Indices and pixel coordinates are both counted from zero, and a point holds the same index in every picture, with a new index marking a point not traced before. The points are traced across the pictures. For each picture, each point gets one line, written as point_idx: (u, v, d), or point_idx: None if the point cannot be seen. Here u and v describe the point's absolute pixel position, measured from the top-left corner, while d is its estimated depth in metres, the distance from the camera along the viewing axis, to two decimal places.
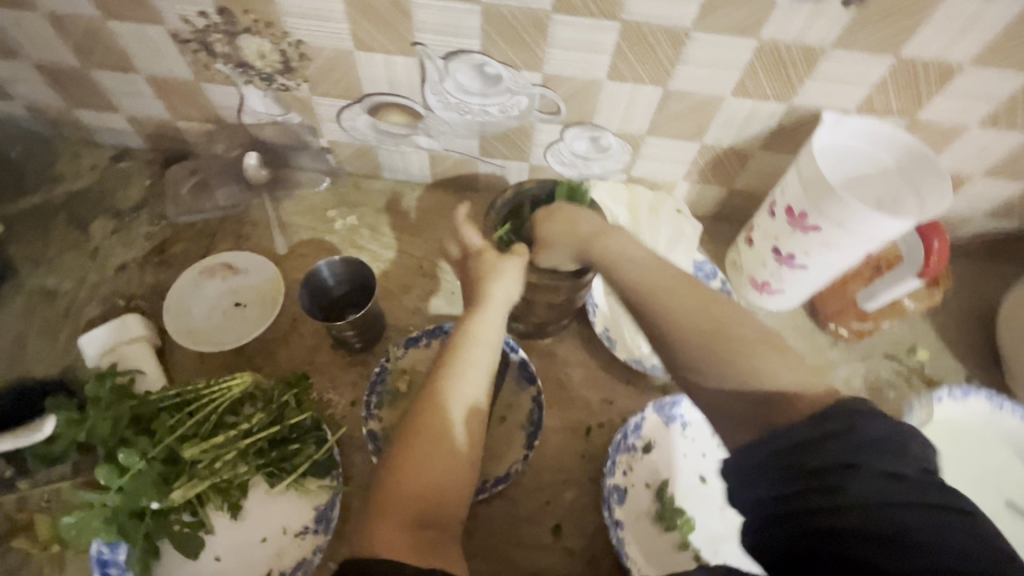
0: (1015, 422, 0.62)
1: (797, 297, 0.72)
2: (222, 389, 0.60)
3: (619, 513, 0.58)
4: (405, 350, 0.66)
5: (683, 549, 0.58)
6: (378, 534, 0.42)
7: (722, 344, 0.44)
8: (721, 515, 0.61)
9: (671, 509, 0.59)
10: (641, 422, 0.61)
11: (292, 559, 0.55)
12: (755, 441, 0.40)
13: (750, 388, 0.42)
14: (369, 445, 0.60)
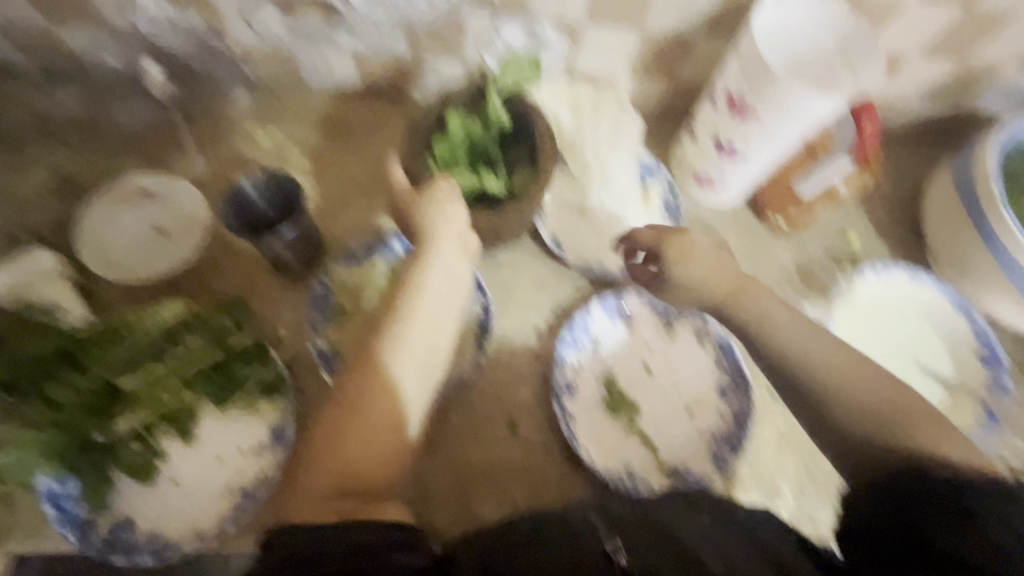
0: (930, 292, 0.67)
1: (740, 192, 0.71)
2: (152, 318, 0.58)
3: (569, 404, 0.61)
4: (347, 267, 0.64)
5: (631, 432, 0.61)
6: (304, 499, 0.44)
7: (874, 403, 0.48)
8: (668, 400, 0.63)
9: (616, 397, 0.63)
10: (588, 319, 0.64)
11: (251, 475, 0.56)
12: (894, 471, 0.45)
13: (897, 453, 0.46)
14: (318, 362, 0.60)
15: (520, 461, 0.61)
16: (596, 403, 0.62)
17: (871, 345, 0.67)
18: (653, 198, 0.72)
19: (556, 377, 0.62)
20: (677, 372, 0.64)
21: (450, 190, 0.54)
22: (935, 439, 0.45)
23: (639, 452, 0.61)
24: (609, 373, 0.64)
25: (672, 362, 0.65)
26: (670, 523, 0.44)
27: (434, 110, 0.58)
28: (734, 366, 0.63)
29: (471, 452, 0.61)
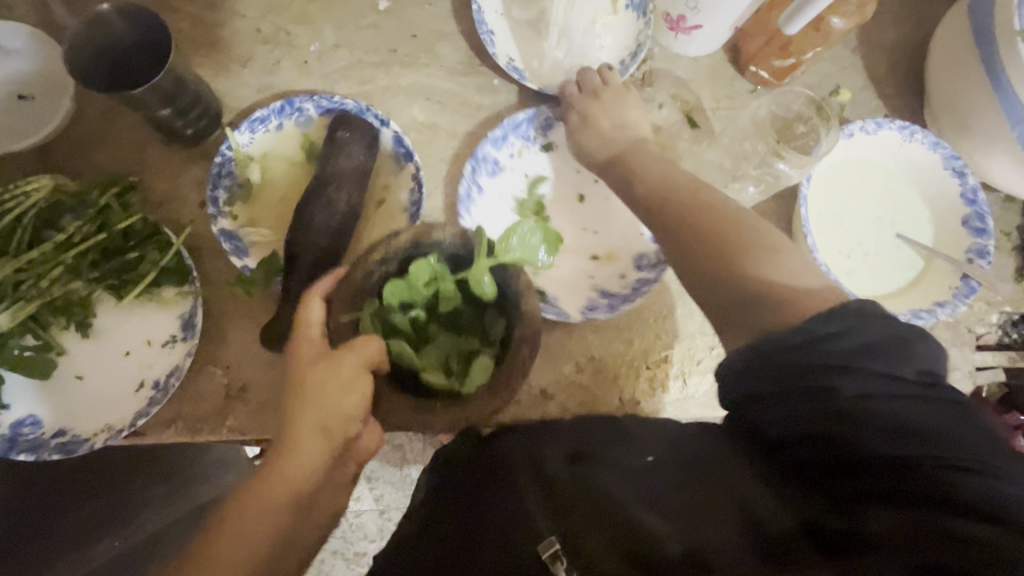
0: (922, 152, 0.60)
1: (717, 35, 0.61)
2: (18, 198, 0.49)
3: (484, 180, 0.58)
4: (250, 134, 0.54)
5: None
6: None
7: (744, 239, 0.45)
8: (578, 233, 0.59)
9: (532, 201, 0.59)
10: (532, 118, 0.59)
11: (163, 367, 0.51)
12: (758, 354, 0.38)
13: (748, 283, 0.43)
14: (224, 246, 0.52)
15: None
16: (509, 194, 0.59)
17: (849, 215, 0.60)
18: None
19: (484, 146, 0.57)
20: (604, 220, 0.59)
21: (356, 364, 0.40)
22: (798, 274, 0.42)
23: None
24: (540, 180, 0.60)
25: (604, 211, 0.60)
26: (601, 478, 0.41)
27: (397, 250, 0.41)
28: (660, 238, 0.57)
29: None
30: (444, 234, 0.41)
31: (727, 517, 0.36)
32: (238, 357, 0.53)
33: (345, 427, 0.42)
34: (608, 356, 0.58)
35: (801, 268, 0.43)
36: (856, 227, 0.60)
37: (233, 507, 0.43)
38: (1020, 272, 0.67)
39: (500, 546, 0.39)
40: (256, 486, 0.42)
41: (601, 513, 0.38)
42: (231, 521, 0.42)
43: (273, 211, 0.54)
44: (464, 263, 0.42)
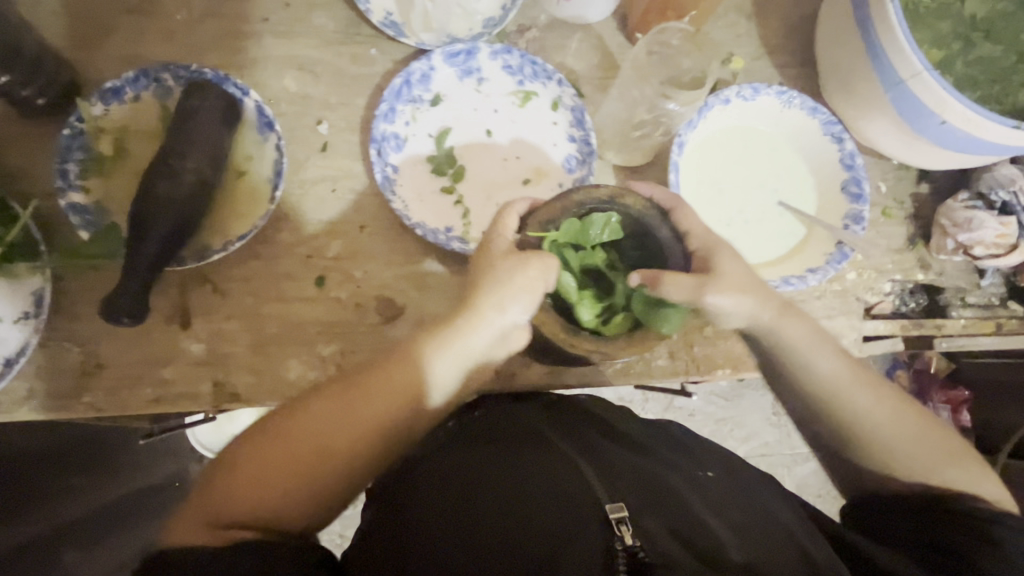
0: (801, 118, 0.59)
1: None
2: None
3: (392, 158, 0.58)
4: (103, 105, 0.53)
5: (449, 196, 0.58)
6: (189, 515, 0.39)
7: (825, 391, 0.48)
8: (503, 164, 0.60)
9: (444, 156, 0.59)
10: (410, 77, 0.58)
11: (14, 344, 0.49)
12: (892, 490, 0.46)
13: (867, 452, 0.47)
14: (73, 219, 0.51)
15: (330, 320, 0.55)
16: (421, 158, 0.59)
17: (730, 182, 0.60)
18: None
19: (376, 124, 0.57)
20: (517, 130, 0.61)
21: (515, 263, 0.45)
22: (896, 412, 0.47)
23: (450, 213, 0.58)
24: (445, 131, 0.60)
25: (516, 120, 0.61)
26: (669, 479, 0.41)
27: (594, 195, 0.46)
28: (583, 137, 0.60)
29: (272, 311, 0.55)
30: (636, 203, 0.46)
31: (783, 547, 0.37)
32: (94, 332, 0.52)
33: (437, 364, 0.46)
34: None
35: (962, 476, 0.45)
36: (737, 195, 0.59)
37: (318, 399, 0.43)
38: (911, 240, 0.67)
39: (559, 519, 0.37)
40: (357, 390, 0.44)
41: (670, 506, 0.38)
42: (318, 409, 0.43)
43: (125, 184, 0.53)
44: (640, 231, 0.47)
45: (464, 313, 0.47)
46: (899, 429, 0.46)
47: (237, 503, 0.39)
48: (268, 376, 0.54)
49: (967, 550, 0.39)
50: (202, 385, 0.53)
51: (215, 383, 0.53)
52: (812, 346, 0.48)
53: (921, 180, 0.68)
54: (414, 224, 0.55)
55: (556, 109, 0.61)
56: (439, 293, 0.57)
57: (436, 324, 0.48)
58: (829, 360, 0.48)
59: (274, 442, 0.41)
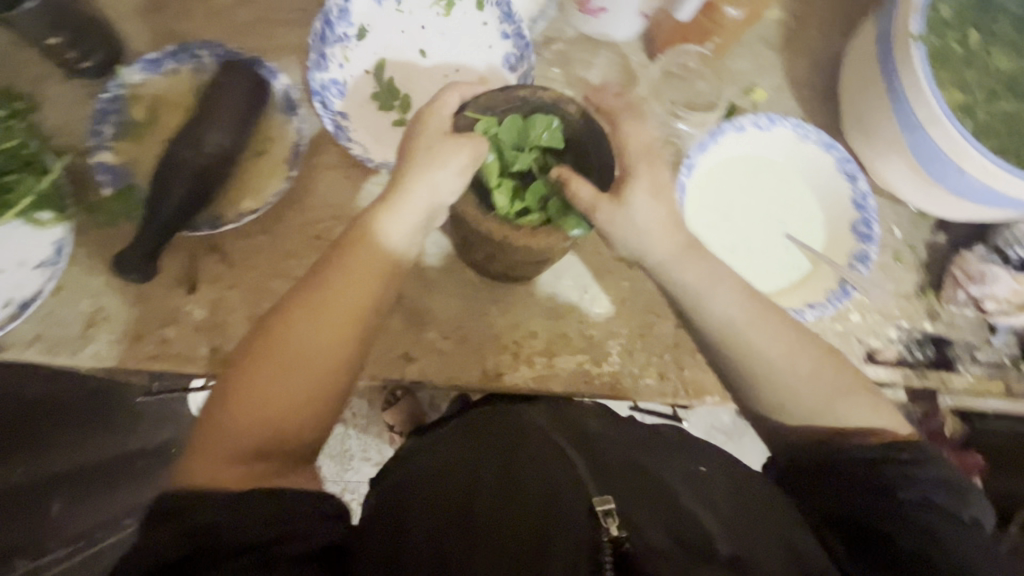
0: (816, 153, 0.59)
1: (622, 17, 0.62)
2: None
3: (339, 104, 0.60)
4: (143, 75, 0.56)
5: (401, 125, 0.61)
6: (203, 459, 0.39)
7: (728, 331, 0.47)
8: (444, 78, 0.64)
9: (385, 88, 0.62)
10: (330, 19, 0.61)
11: (31, 288, 0.52)
12: (817, 447, 0.45)
13: (764, 392, 0.47)
14: (100, 178, 0.54)
15: None
16: (366, 98, 0.62)
17: (736, 210, 0.60)
18: None
19: (315, 75, 0.60)
20: (450, 43, 0.64)
21: (457, 144, 0.45)
22: (790, 353, 0.46)
23: None
24: (382, 62, 0.63)
25: (445, 23, 0.64)
26: (661, 474, 0.40)
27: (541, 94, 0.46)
28: (515, 33, 0.63)
29: (273, 285, 0.56)
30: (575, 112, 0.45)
31: (773, 545, 0.36)
32: (103, 286, 0.54)
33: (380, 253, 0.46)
34: (475, 327, 0.58)
35: (858, 411, 0.45)
36: (743, 223, 0.59)
37: (280, 322, 0.43)
38: (922, 288, 0.65)
39: (547, 511, 0.37)
40: (309, 308, 0.43)
41: (659, 500, 0.38)
42: (283, 334, 0.43)
43: (150, 150, 0.55)
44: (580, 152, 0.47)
45: (401, 198, 0.46)
46: (799, 371, 0.46)
47: (237, 445, 0.40)
48: None
49: (894, 525, 0.39)
50: (198, 349, 0.54)
51: (210, 348, 0.55)
52: (704, 287, 0.48)
53: (938, 230, 0.66)
54: (377, 163, 0.58)
55: (483, 9, 0.64)
56: (436, 287, 0.58)
57: (372, 207, 0.46)
58: (734, 305, 0.47)
59: (257, 377, 0.41)
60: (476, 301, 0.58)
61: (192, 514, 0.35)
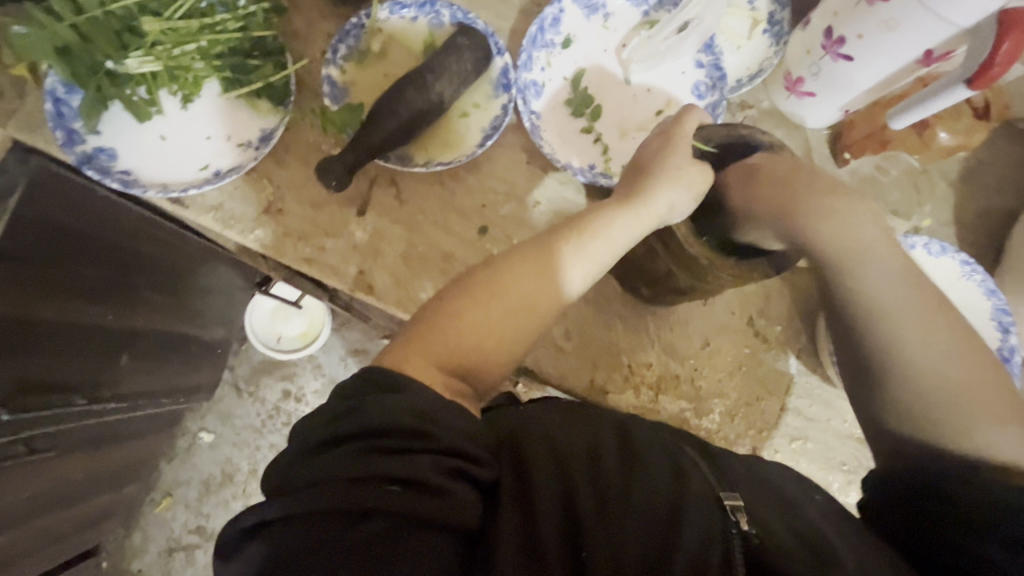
0: (976, 294, 0.60)
1: (828, 108, 0.63)
2: None
3: (534, 104, 0.61)
4: (388, 14, 0.60)
5: (588, 134, 0.62)
6: (414, 361, 0.49)
7: (888, 329, 0.47)
8: (640, 97, 0.63)
9: (580, 97, 0.62)
10: (543, 24, 0.61)
11: (229, 161, 0.57)
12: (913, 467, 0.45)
13: (908, 389, 0.46)
14: (324, 88, 0.59)
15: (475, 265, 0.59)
16: (560, 99, 0.63)
17: None
18: (759, 26, 0.65)
19: (520, 73, 0.61)
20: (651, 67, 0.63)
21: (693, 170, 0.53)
22: (944, 353, 0.46)
23: (591, 153, 0.62)
24: (581, 71, 0.63)
25: (651, 49, 0.61)
26: (765, 492, 0.46)
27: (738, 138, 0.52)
28: (713, 62, 0.62)
29: (431, 235, 0.59)
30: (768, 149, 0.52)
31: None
32: (288, 180, 0.58)
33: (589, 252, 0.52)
34: (598, 338, 0.59)
35: (1002, 438, 0.43)
36: None
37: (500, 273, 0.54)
38: None
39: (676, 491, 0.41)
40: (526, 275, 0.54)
41: (769, 511, 0.43)
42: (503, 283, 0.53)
43: (374, 82, 0.60)
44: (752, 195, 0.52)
45: (631, 207, 0.53)
46: (935, 357, 0.45)
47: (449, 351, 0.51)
48: (403, 287, 0.58)
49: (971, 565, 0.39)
50: (348, 267, 0.57)
51: (359, 271, 0.58)
52: (865, 253, 0.49)
53: None
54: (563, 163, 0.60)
55: None
56: None
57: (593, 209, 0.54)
58: (889, 288, 0.48)
59: (473, 310, 0.52)
60: (605, 314, 0.60)
61: (358, 410, 0.40)
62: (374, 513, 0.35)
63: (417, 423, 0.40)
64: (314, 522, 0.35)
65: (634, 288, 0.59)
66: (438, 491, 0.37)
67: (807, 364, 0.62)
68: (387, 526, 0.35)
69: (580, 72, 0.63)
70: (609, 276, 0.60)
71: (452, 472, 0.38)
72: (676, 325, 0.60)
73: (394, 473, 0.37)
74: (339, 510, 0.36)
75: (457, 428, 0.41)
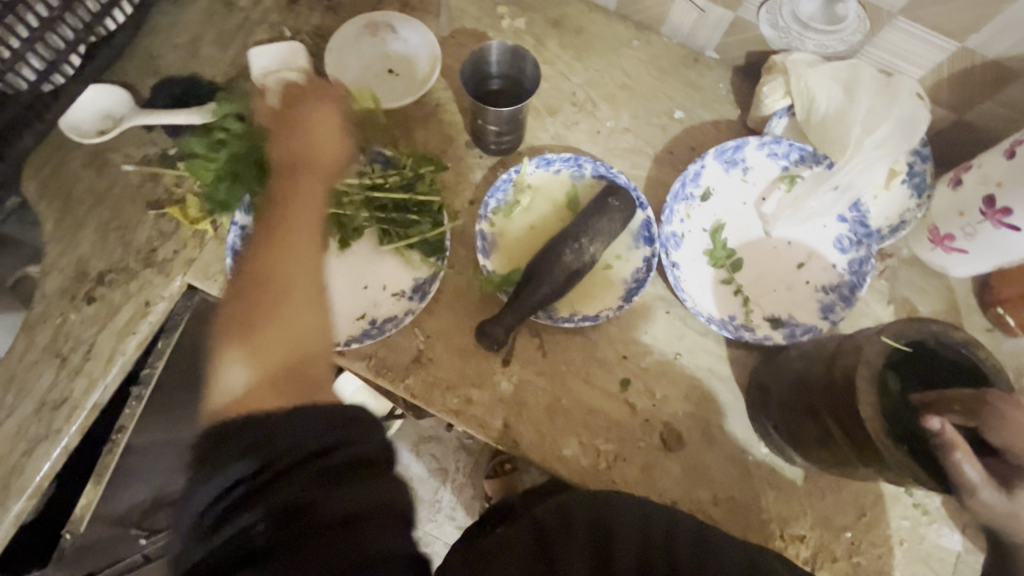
0: None
1: (980, 264, 0.61)
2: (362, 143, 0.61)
3: (674, 254, 0.62)
4: (534, 170, 0.63)
5: (728, 285, 0.62)
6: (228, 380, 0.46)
7: None
8: (783, 247, 0.63)
9: (721, 250, 0.63)
10: (686, 179, 0.63)
11: (384, 311, 0.59)
12: None
13: None
14: (476, 241, 0.61)
15: (618, 423, 0.58)
16: (698, 251, 0.63)
17: None
18: (897, 176, 0.64)
19: (661, 226, 0.62)
20: (794, 220, 0.63)
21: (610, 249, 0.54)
22: None
23: (731, 305, 0.62)
24: (719, 224, 0.63)
25: (796, 207, 0.62)
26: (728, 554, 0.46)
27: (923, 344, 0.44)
28: (856, 218, 0.63)
29: (575, 389, 0.59)
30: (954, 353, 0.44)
31: None
32: (439, 332, 0.59)
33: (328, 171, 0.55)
34: (749, 506, 0.57)
35: None
36: None
37: (265, 297, 0.49)
38: None
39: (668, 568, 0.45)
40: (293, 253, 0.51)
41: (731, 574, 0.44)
42: (278, 308, 0.49)
43: (522, 234, 0.62)
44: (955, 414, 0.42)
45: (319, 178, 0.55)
46: None
47: (235, 402, 0.45)
48: (548, 442, 0.57)
49: None
50: (494, 419, 0.58)
51: (504, 424, 0.58)
52: None
53: None
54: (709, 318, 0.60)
55: None
56: (722, 451, 0.58)
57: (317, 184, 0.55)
58: None
59: (278, 312, 0.49)
60: (751, 477, 0.58)
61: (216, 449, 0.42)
62: (353, 517, 0.40)
63: (263, 437, 0.42)
64: (293, 534, 0.39)
65: (790, 456, 0.56)
66: (310, 507, 0.40)
67: (977, 541, 0.57)
68: (367, 527, 0.40)
69: (721, 224, 0.63)
70: (756, 437, 0.58)
71: (319, 481, 0.40)
72: (830, 493, 0.57)
73: (268, 503, 0.40)
74: (316, 518, 0.39)
75: (271, 425, 0.43)
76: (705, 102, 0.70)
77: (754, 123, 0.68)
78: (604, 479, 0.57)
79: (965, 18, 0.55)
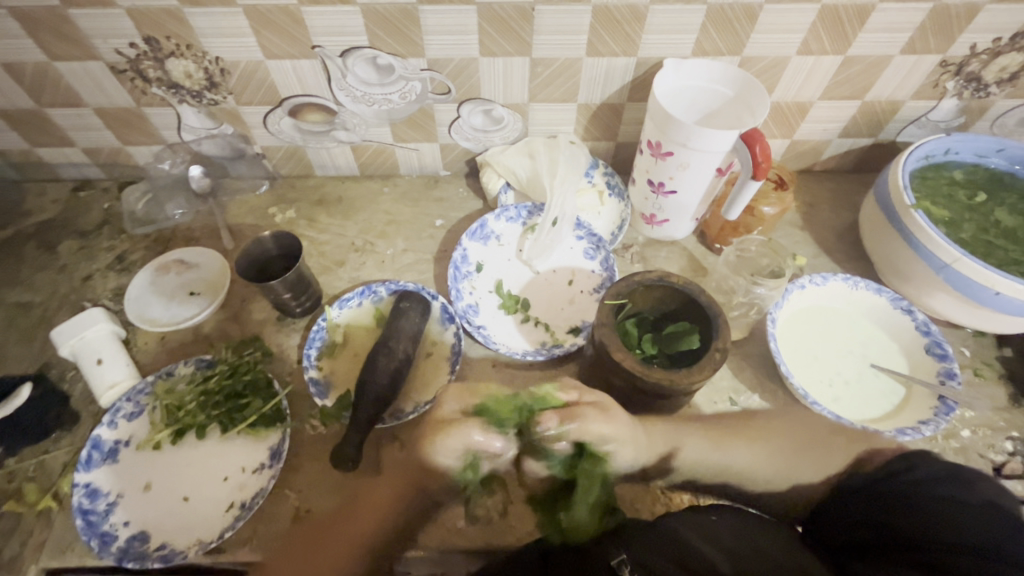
0: (872, 296, 0.73)
1: (682, 224, 0.81)
2: (215, 362, 0.69)
3: (475, 320, 0.75)
4: (340, 311, 0.74)
5: (527, 322, 0.76)
6: None
7: (717, 463, 0.62)
8: (552, 275, 0.80)
9: (511, 298, 0.78)
10: (463, 255, 0.79)
11: (252, 489, 0.62)
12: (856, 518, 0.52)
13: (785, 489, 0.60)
14: (311, 389, 0.68)
15: (495, 476, 0.65)
16: (495, 308, 0.77)
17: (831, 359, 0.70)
18: (603, 193, 0.86)
19: (456, 305, 0.75)
20: (550, 257, 0.81)
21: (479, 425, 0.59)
22: (751, 457, 0.62)
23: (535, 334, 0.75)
24: (499, 282, 0.79)
25: (541, 246, 0.80)
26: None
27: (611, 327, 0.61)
28: (588, 233, 0.80)
29: None
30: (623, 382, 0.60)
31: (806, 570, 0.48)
32: (307, 481, 0.64)
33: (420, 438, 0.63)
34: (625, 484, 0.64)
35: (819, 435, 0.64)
36: (836, 361, 0.70)
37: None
38: (1015, 399, 0.71)
39: None
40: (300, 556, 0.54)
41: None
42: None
43: (348, 367, 0.71)
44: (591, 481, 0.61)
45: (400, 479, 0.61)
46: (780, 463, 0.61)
47: None
48: (441, 525, 0.64)
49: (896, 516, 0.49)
50: None
51: None
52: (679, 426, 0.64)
53: (1002, 344, 0.76)
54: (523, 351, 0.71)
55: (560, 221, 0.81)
56: None
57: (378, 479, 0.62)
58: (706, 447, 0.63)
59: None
60: None
61: None
62: None
63: None
64: None
65: None
66: None
67: None
68: None
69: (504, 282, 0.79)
70: None
71: None
72: None
73: None
74: None
75: None
76: (454, 205, 0.89)
77: (491, 203, 0.87)
78: (499, 529, 0.65)
79: (568, 90, 0.78)
